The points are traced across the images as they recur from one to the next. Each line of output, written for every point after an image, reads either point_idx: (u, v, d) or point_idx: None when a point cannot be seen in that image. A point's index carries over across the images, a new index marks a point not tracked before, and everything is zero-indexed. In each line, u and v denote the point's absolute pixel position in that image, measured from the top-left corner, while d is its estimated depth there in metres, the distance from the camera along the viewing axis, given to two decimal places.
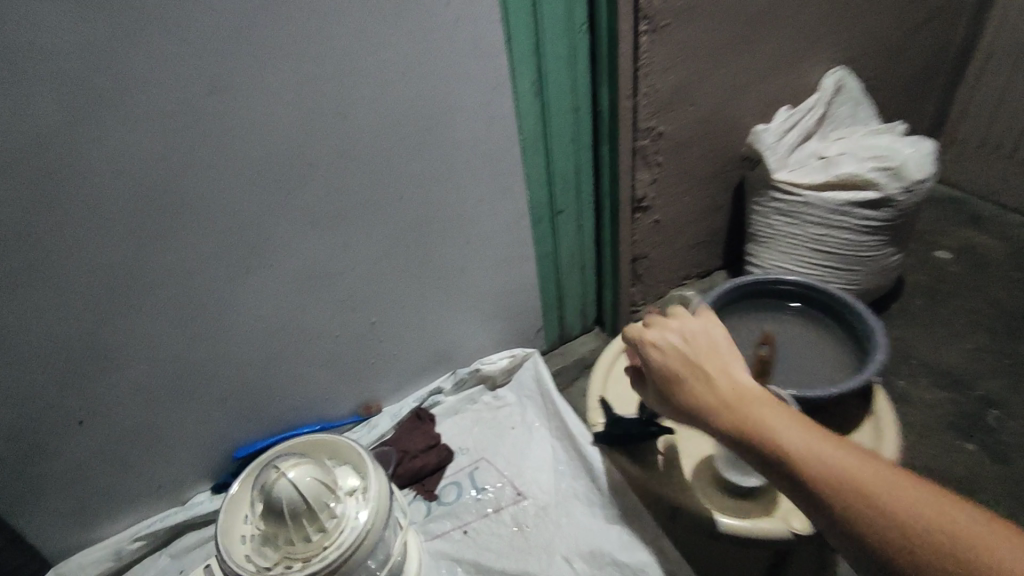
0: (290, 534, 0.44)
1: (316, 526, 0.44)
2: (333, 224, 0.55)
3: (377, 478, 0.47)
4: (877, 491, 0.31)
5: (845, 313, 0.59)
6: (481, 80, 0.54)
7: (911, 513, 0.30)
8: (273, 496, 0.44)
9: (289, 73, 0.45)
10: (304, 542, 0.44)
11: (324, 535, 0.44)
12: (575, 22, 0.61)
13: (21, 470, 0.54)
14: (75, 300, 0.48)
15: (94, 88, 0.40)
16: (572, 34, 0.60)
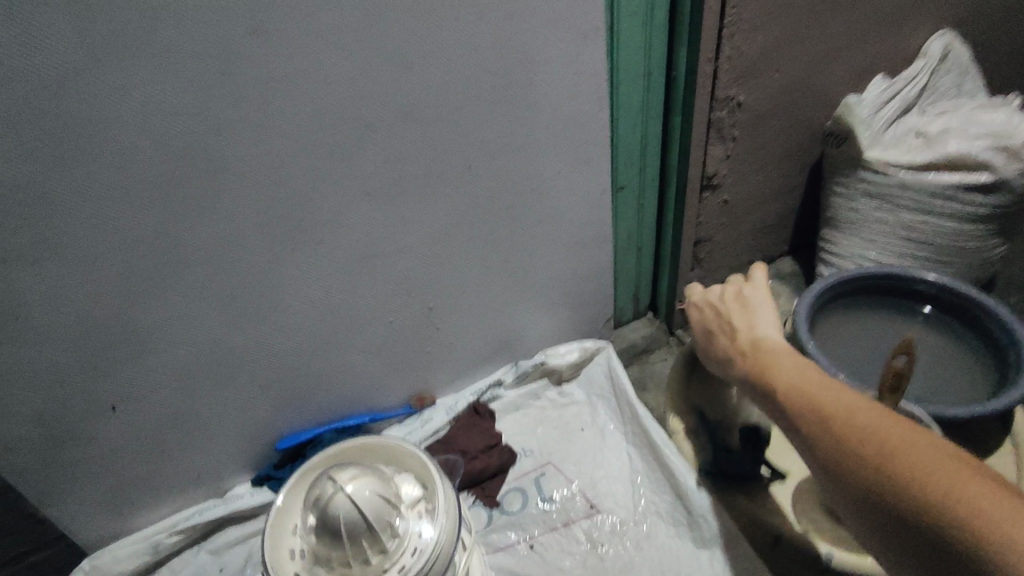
0: (346, 555, 0.38)
1: (375, 547, 0.38)
2: (393, 198, 0.48)
3: (443, 497, 0.40)
4: (900, 461, 0.28)
5: (985, 318, 0.51)
6: (571, 31, 0.46)
7: (928, 480, 0.27)
8: (329, 512, 0.38)
9: (352, 14, 0.38)
10: (363, 564, 0.38)
11: (385, 557, 0.38)
12: None
13: (51, 459, 0.49)
14: (108, 274, 0.42)
15: (128, 23, 0.33)
16: None
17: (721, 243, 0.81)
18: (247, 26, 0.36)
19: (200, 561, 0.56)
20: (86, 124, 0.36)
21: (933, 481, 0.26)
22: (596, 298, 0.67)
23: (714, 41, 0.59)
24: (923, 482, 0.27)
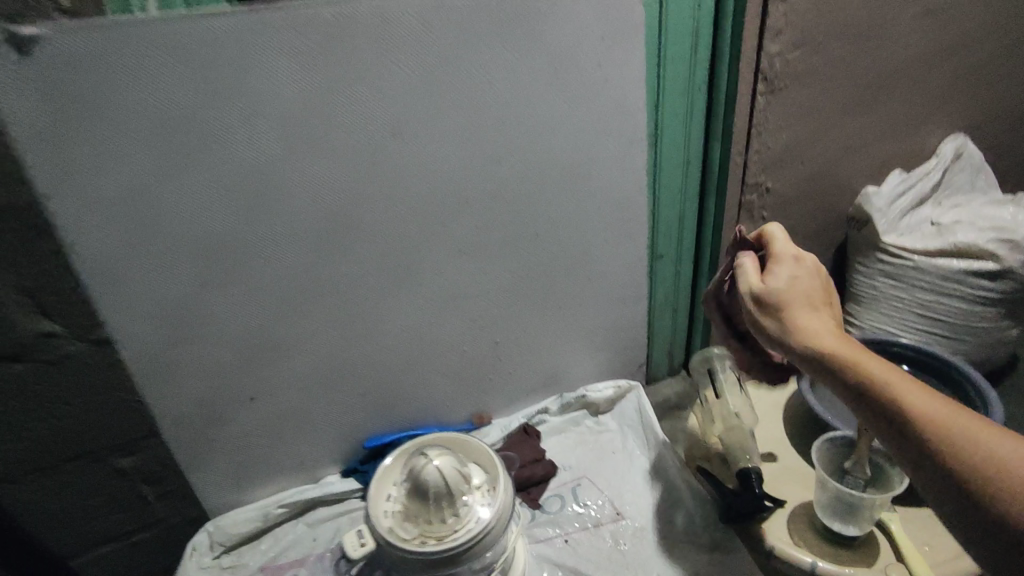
0: (429, 513, 0.51)
1: (451, 509, 0.51)
2: (479, 254, 0.63)
3: (502, 479, 0.54)
4: (975, 436, 0.34)
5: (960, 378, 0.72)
6: (617, 134, 0.61)
7: (1002, 454, 0.33)
8: (422, 478, 0.51)
9: (458, 121, 0.54)
10: (441, 522, 0.51)
11: (457, 519, 0.51)
12: (694, 84, 0.68)
13: (201, 434, 0.64)
14: (271, 296, 0.58)
15: (322, 128, 0.51)
16: (690, 95, 0.68)
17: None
18: (396, 133, 0.53)
19: (298, 532, 0.70)
20: (282, 191, 0.52)
21: (1001, 454, 0.33)
22: (632, 344, 0.79)
23: (744, 138, 0.72)
24: (1002, 456, 0.33)
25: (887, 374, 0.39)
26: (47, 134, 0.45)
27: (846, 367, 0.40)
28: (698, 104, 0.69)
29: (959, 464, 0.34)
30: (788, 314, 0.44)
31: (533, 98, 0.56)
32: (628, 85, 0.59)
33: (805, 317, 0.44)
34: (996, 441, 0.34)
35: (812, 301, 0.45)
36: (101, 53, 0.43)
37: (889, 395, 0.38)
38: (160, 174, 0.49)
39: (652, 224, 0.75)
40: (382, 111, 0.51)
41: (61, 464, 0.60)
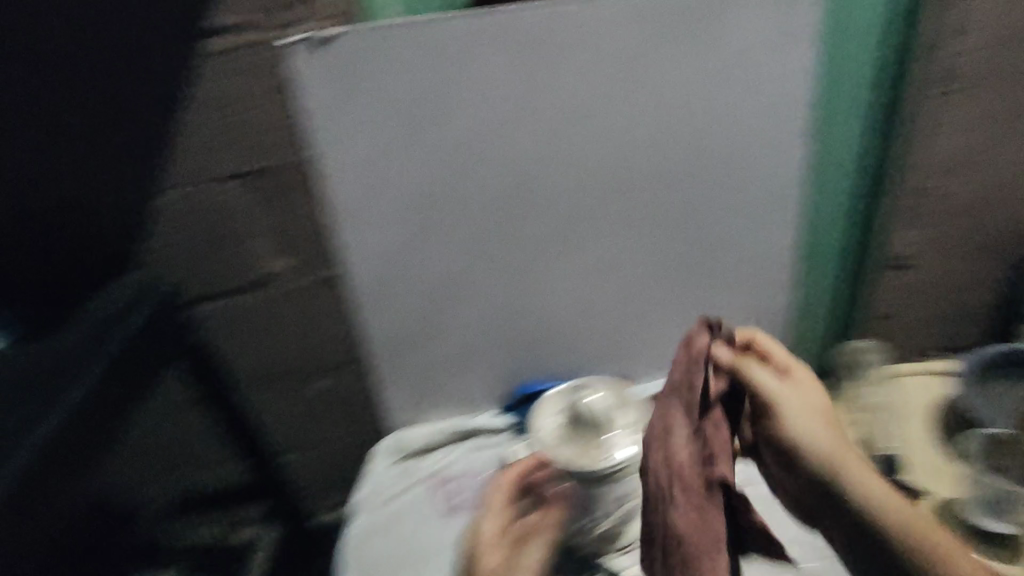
0: (582, 439, 0.66)
1: (598, 441, 0.66)
2: (636, 227, 0.76)
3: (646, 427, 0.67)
4: (923, 536, 0.50)
5: None
6: (768, 126, 0.72)
7: (927, 540, 0.50)
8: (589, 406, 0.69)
9: (634, 113, 0.68)
10: (591, 446, 0.66)
11: (604, 446, 0.65)
12: (865, 100, 0.75)
13: (399, 355, 0.82)
14: (465, 249, 0.73)
15: (525, 111, 0.66)
16: (858, 106, 0.75)
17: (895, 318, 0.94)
18: (583, 118, 0.67)
19: (462, 452, 0.83)
20: (487, 160, 0.68)
21: (938, 555, 0.49)
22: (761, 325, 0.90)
23: (914, 141, 0.77)
24: (948, 560, 0.49)
25: (857, 482, 0.55)
26: (331, 106, 0.64)
27: (824, 467, 0.57)
28: (868, 117, 0.77)
29: (903, 546, 0.51)
30: (789, 426, 0.59)
31: (694, 93, 0.68)
32: (777, 83, 0.70)
33: (798, 428, 0.59)
34: (931, 535, 0.51)
35: (813, 410, 0.60)
36: (378, 47, 0.61)
37: (865, 510, 0.53)
38: (401, 143, 0.66)
39: (812, 215, 0.82)
40: (575, 101, 0.66)
41: (281, 370, 0.92)
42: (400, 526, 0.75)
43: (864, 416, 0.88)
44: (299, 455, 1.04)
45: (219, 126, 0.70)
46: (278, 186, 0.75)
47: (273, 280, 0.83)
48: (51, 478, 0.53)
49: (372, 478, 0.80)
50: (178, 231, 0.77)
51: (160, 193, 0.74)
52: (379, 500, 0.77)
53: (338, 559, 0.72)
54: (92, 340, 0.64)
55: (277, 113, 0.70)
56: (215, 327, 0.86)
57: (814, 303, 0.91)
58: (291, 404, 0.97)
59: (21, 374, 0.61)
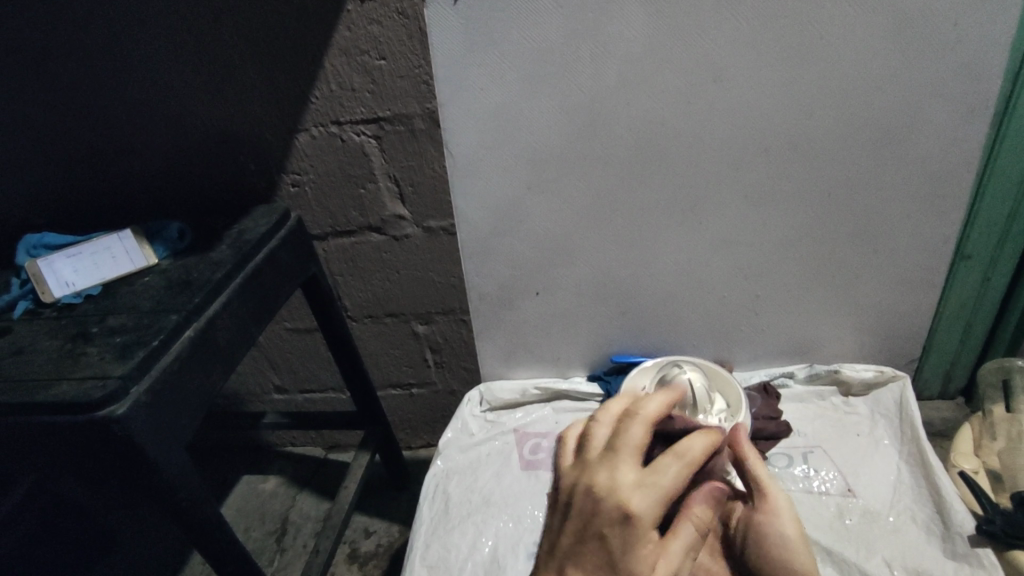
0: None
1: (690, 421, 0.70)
2: (765, 205, 0.71)
3: (741, 415, 0.71)
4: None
5: None
6: (932, 100, 0.63)
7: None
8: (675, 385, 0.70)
9: (771, 76, 0.62)
10: None
11: None
12: None
13: (497, 310, 0.83)
14: (577, 211, 0.72)
15: (658, 68, 0.62)
16: None
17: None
18: (714, 78, 0.62)
19: (546, 413, 0.85)
20: (608, 119, 0.65)
21: None
22: (894, 329, 0.81)
23: None
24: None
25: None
26: (458, 54, 0.64)
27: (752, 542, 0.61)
28: None
29: None
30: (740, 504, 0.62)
31: (857, 57, 0.61)
32: (963, 50, 0.60)
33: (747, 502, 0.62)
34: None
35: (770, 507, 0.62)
36: None
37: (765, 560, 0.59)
38: (523, 97, 0.65)
39: (969, 218, 0.73)
40: (715, 60, 0.61)
41: (387, 314, 0.99)
42: (482, 467, 0.78)
43: (1001, 445, 0.76)
44: (401, 392, 1.11)
45: (360, 71, 0.75)
46: (407, 132, 0.79)
47: (393, 224, 0.88)
48: (186, 376, 0.61)
49: (461, 419, 0.85)
50: (314, 170, 0.83)
51: (302, 132, 0.80)
52: (465, 440, 0.82)
53: (424, 482, 0.77)
54: (233, 260, 0.71)
55: (414, 62, 0.74)
56: (339, 262, 0.93)
57: (955, 316, 0.82)
58: (397, 344, 1.03)
59: (173, 282, 0.69)
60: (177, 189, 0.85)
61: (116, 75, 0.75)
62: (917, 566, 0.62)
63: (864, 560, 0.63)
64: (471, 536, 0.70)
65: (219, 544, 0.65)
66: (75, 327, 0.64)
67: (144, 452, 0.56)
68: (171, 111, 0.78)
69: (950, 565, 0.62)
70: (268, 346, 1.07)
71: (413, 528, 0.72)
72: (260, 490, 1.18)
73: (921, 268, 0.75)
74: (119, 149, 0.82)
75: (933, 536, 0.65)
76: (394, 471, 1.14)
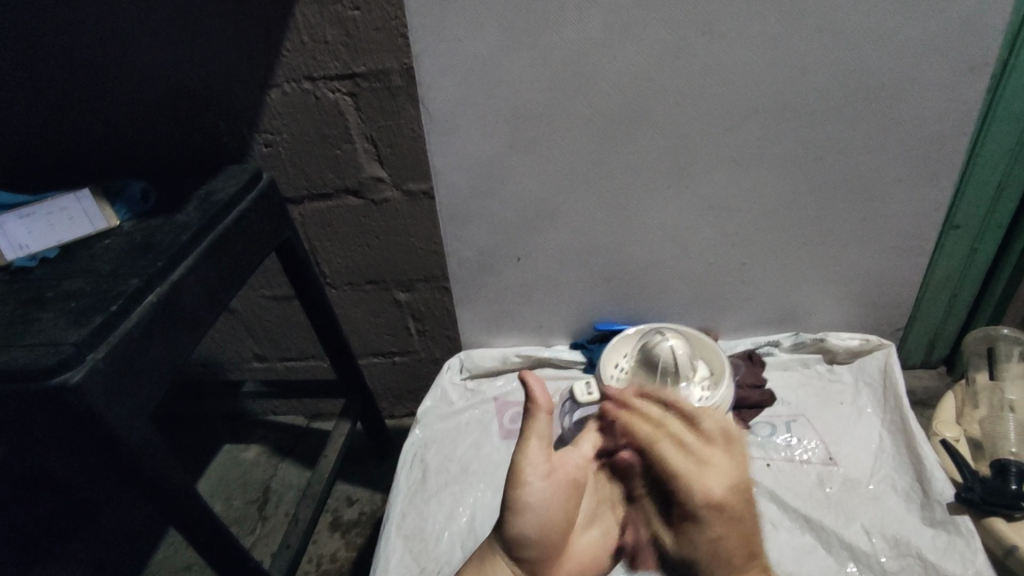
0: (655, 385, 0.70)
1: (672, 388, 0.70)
2: (754, 168, 0.68)
3: (724, 382, 0.70)
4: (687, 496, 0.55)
5: None
6: (930, 58, 0.60)
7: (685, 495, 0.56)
8: (657, 350, 0.71)
9: (764, 30, 0.59)
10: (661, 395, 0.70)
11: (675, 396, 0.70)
12: None
13: (478, 277, 0.81)
14: (560, 173, 0.69)
15: (646, 21, 0.59)
16: None
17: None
18: (705, 32, 0.59)
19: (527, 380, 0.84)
20: (592, 75, 0.62)
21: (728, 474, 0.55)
22: (881, 297, 0.80)
23: None
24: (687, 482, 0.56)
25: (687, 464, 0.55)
26: (435, 2, 0.60)
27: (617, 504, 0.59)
28: None
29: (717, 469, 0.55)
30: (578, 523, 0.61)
31: (855, 9, 0.57)
32: (965, 4, 0.57)
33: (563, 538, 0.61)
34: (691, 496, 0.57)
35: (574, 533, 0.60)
36: None
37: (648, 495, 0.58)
38: (504, 49, 0.61)
39: (960, 185, 0.71)
40: (706, 10, 0.58)
41: (367, 281, 0.96)
42: (461, 436, 0.77)
43: (981, 413, 0.76)
44: (382, 361, 1.09)
45: (333, 22, 0.70)
46: (383, 89, 0.75)
47: (371, 187, 0.84)
48: (150, 343, 0.58)
49: (440, 387, 0.83)
50: (286, 128, 0.79)
51: (272, 87, 0.76)
52: (445, 409, 0.81)
53: (401, 452, 0.75)
54: (199, 222, 0.67)
55: (390, 12, 0.69)
56: (315, 227, 0.90)
57: (942, 284, 0.81)
58: (378, 311, 1.01)
59: (134, 245, 0.66)
60: (141, 148, 0.81)
61: (66, 22, 0.70)
62: (896, 535, 0.63)
63: (843, 528, 0.64)
64: (449, 506, 0.69)
65: (192, 514, 0.63)
66: (30, 291, 0.60)
67: (107, 421, 0.53)
68: (130, 63, 0.74)
69: (928, 532, 0.62)
70: (245, 313, 1.04)
71: (391, 497, 0.71)
72: (241, 458, 1.17)
73: (911, 235, 0.74)
74: (77, 104, 0.77)
75: (912, 504, 0.65)
76: (376, 440, 1.13)
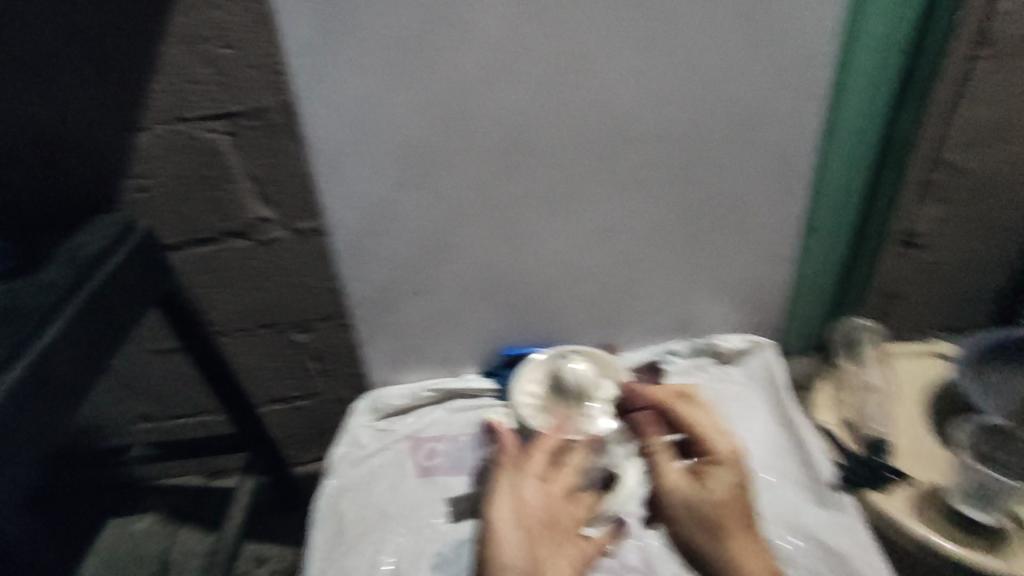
0: None
1: None
2: (635, 191, 0.72)
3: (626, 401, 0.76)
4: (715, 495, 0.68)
5: None
6: (776, 83, 0.67)
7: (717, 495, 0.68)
8: None
9: (631, 65, 0.63)
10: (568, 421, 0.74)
11: (580, 421, 0.74)
12: (888, 63, 0.71)
13: (384, 313, 0.80)
14: (455, 205, 0.70)
15: (524, 59, 0.61)
16: (881, 67, 0.71)
17: (899, 300, 0.91)
18: (578, 73, 0.63)
19: (439, 414, 0.82)
20: (477, 112, 0.64)
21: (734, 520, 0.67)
22: (759, 298, 0.87)
23: (939, 109, 0.74)
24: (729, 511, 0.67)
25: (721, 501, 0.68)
26: (314, 39, 0.58)
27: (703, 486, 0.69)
28: (887, 81, 0.72)
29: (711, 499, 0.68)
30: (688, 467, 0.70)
31: (709, 45, 0.63)
32: (803, 38, 0.64)
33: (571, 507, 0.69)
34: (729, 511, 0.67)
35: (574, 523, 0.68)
36: None
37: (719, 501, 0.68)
38: (387, 86, 0.61)
39: (816, 193, 0.78)
40: (580, 48, 0.61)
41: (260, 325, 0.91)
42: (376, 480, 0.75)
43: (850, 398, 0.84)
44: (285, 407, 1.03)
45: (203, 61, 0.66)
46: (264, 127, 0.71)
47: (257, 228, 0.80)
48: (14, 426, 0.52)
49: (351, 432, 0.81)
50: (160, 174, 0.74)
51: (139, 130, 0.70)
52: (357, 454, 0.78)
53: (314, 505, 0.73)
54: (64, 282, 0.61)
55: (263, 48, 0.66)
56: (198, 273, 0.84)
57: (813, 283, 0.87)
58: (275, 356, 0.95)
59: None
60: None
61: None
62: (793, 519, 0.69)
63: (748, 519, 0.70)
64: (371, 555, 0.68)
65: None
66: None
67: None
68: None
69: (822, 513, 0.70)
70: (124, 371, 0.95)
71: (306, 555, 0.69)
72: (129, 530, 1.06)
73: (779, 242, 0.81)
74: None
75: (804, 487, 0.72)
76: (284, 493, 1.06)
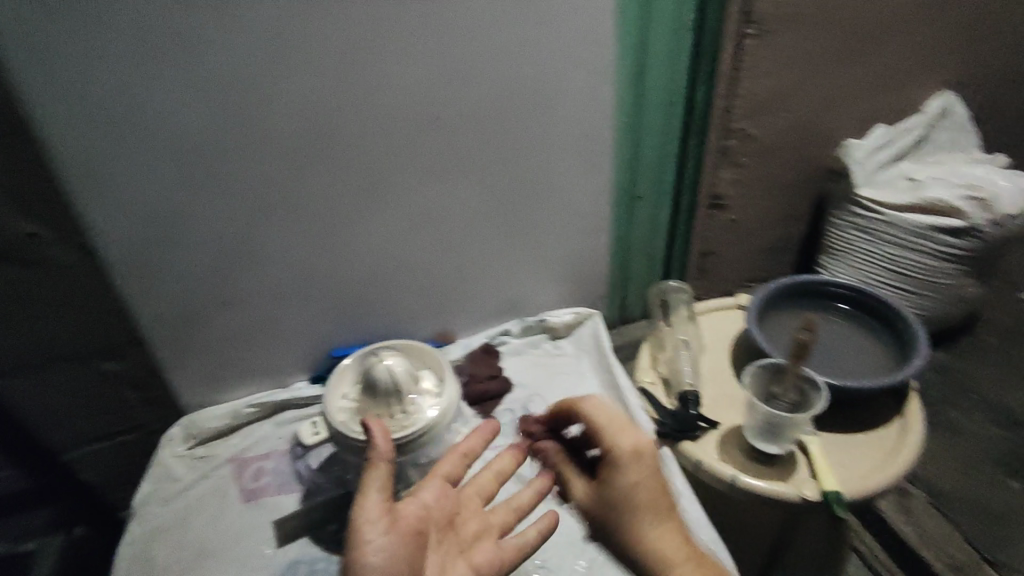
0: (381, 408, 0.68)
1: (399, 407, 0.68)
2: (447, 175, 0.71)
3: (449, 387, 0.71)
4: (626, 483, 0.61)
5: (879, 308, 0.81)
6: (571, 61, 0.68)
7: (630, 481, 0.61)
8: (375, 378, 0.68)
9: (425, 47, 0.61)
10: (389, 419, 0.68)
11: (403, 416, 0.68)
12: (681, 36, 0.74)
13: (187, 324, 0.72)
14: (251, 205, 0.65)
15: (306, 43, 0.57)
16: (675, 40, 0.74)
17: (711, 259, 0.97)
18: (369, 55, 0.60)
19: (264, 428, 0.76)
20: (262, 100, 0.59)
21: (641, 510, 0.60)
22: (584, 270, 0.90)
23: (726, 82, 0.79)
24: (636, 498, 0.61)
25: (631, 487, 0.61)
26: (45, 17, 0.50)
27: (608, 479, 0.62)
28: (683, 54, 0.75)
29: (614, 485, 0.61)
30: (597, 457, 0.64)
31: (500, 24, 0.63)
32: (591, 16, 0.66)
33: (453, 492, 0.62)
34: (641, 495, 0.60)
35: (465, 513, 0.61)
36: None
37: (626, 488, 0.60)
38: (149, 71, 0.55)
39: (631, 163, 0.82)
40: (367, 29, 0.58)
41: None
42: (192, 513, 0.67)
43: (666, 354, 0.85)
44: None
45: None
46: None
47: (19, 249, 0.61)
48: None
49: (161, 465, 0.72)
50: None
51: None
52: (170, 489, 0.70)
53: (117, 554, 0.65)
54: None
55: None
56: None
57: (638, 249, 0.92)
58: None
59: None
60: None
61: None
62: None
63: None
64: None
65: None
66: None
67: None
68: None
69: None
70: None
71: None
72: None
73: (594, 215, 0.84)
74: None
75: None
76: None
